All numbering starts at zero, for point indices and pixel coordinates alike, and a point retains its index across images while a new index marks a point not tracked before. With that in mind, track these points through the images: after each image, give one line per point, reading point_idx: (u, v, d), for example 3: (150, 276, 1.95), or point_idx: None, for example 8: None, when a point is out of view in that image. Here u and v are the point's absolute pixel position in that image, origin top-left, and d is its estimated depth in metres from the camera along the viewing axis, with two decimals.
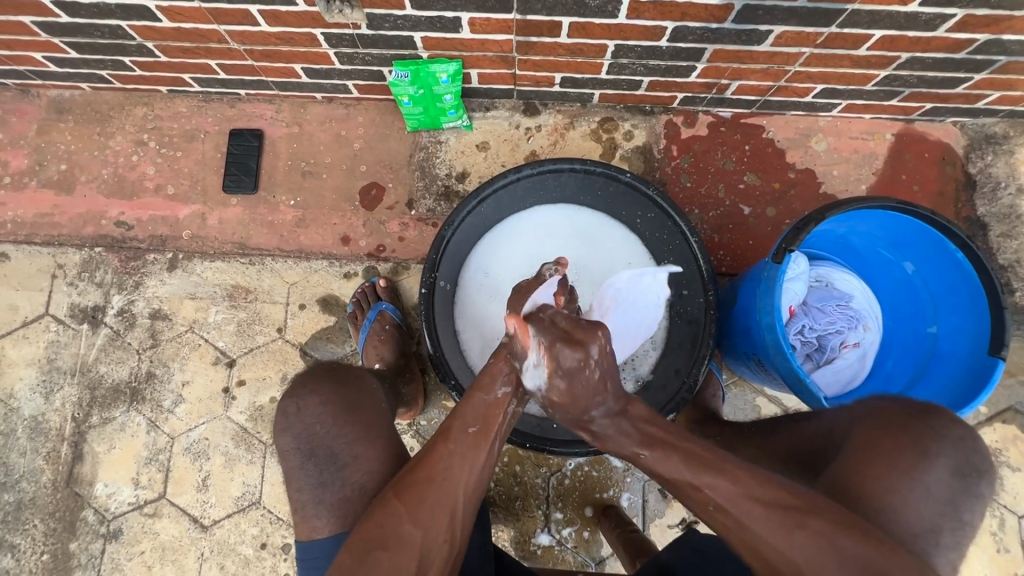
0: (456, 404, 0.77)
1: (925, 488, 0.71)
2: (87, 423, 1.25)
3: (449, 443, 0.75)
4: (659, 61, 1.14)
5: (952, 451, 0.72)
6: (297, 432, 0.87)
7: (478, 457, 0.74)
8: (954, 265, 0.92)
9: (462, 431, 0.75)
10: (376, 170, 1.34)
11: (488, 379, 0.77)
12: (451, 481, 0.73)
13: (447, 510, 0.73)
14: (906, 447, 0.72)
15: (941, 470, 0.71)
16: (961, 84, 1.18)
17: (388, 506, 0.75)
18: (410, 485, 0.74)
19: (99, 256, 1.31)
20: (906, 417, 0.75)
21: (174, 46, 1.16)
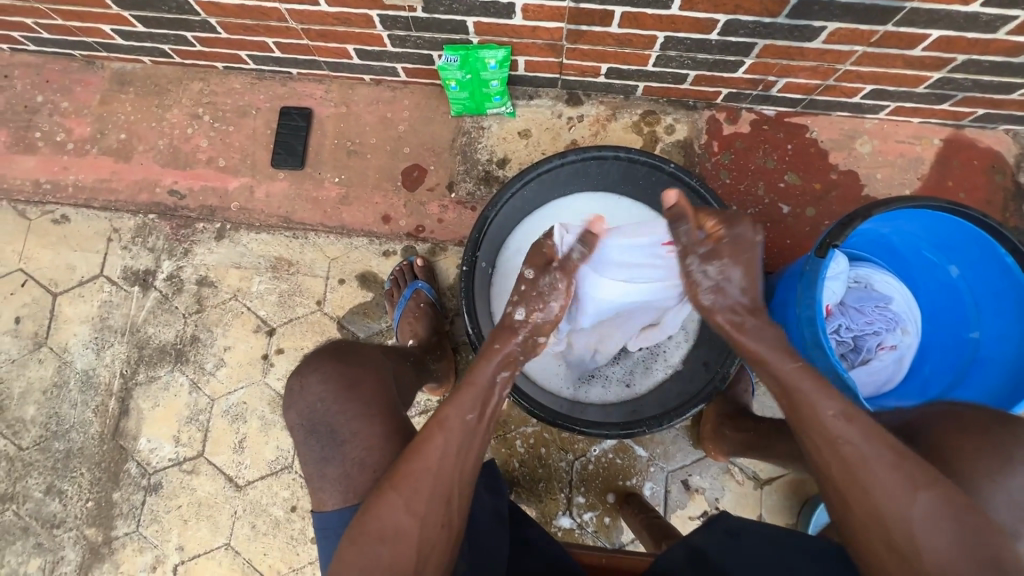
0: (452, 391, 0.77)
1: (1008, 492, 0.70)
2: (134, 380, 1.31)
3: (445, 432, 0.74)
4: (707, 55, 1.15)
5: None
6: (301, 408, 0.89)
7: (474, 442, 0.75)
8: (1002, 270, 0.91)
9: (458, 420, 0.75)
10: (419, 152, 1.37)
11: (484, 365, 0.78)
12: (447, 466, 0.73)
13: (443, 496, 0.73)
14: (988, 450, 0.72)
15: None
16: (1017, 90, 1.16)
17: (384, 497, 0.73)
18: (405, 477, 0.73)
19: (152, 223, 1.37)
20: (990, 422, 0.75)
21: (236, 23, 1.21)
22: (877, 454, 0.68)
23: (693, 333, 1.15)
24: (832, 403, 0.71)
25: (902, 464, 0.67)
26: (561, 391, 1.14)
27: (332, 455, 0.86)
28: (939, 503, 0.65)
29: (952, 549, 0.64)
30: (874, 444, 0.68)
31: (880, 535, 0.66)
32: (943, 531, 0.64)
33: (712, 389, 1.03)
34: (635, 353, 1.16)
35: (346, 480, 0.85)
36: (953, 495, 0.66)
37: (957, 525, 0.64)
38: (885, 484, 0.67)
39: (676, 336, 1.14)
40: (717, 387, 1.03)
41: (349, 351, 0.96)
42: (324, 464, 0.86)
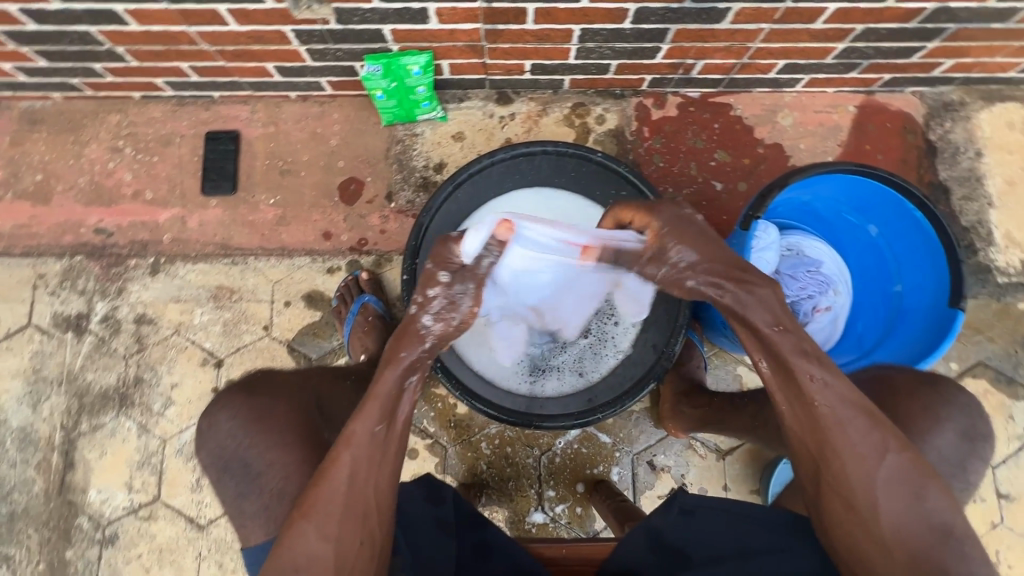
0: (358, 405, 0.74)
1: (935, 448, 0.83)
2: (77, 431, 1.24)
3: (352, 450, 0.72)
4: (624, 43, 1.17)
5: (961, 418, 0.85)
6: (212, 446, 0.90)
7: (387, 454, 0.74)
8: (914, 224, 0.97)
9: (365, 434, 0.73)
10: (354, 165, 1.36)
11: (386, 374, 0.74)
12: (359, 483, 0.73)
13: (358, 514, 0.72)
14: (920, 413, 0.84)
15: (950, 434, 0.84)
16: (916, 54, 1.23)
17: (294, 527, 0.72)
18: (313, 503, 0.72)
19: (80, 264, 1.31)
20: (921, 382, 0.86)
21: (145, 50, 1.17)
22: (855, 422, 0.70)
23: (641, 317, 1.16)
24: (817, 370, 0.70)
25: (877, 432, 0.70)
26: (518, 390, 1.15)
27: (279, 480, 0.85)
28: (903, 470, 0.69)
29: (911, 512, 0.69)
30: (852, 414, 0.70)
31: (849, 497, 0.69)
32: (903, 495, 0.69)
33: (659, 368, 1.07)
34: (584, 342, 1.17)
35: (275, 509, 0.85)
36: (916, 463, 0.70)
37: (915, 492, 0.69)
38: (857, 452, 0.69)
39: (624, 322, 1.16)
40: (665, 366, 1.07)
41: (261, 380, 0.96)
42: (243, 499, 0.87)
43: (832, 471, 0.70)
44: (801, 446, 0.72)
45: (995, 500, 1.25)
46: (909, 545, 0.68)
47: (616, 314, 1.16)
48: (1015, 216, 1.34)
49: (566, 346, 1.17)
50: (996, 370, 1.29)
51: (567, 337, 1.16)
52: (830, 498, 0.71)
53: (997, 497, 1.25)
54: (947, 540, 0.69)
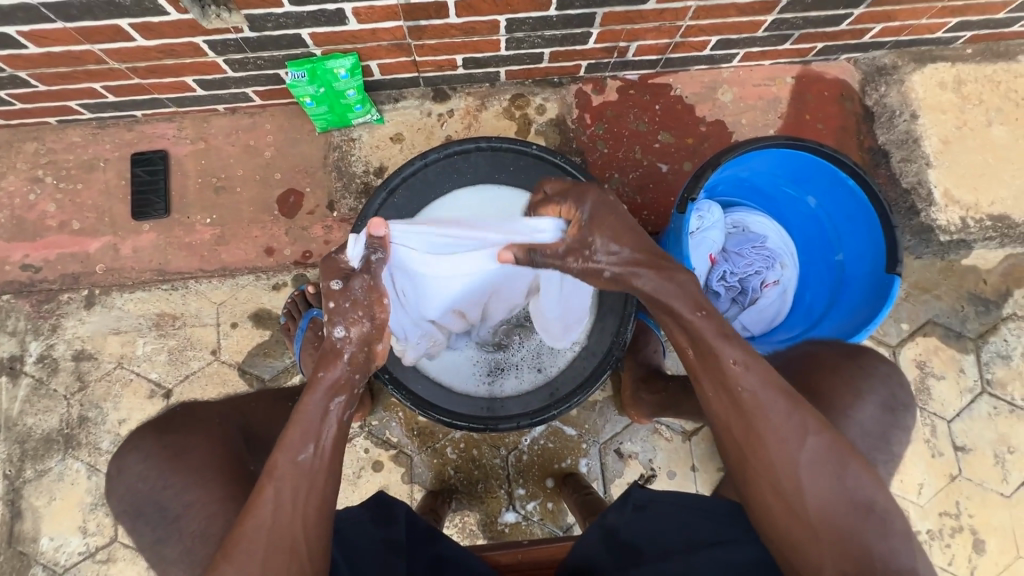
0: (280, 435, 0.73)
1: (858, 422, 0.87)
2: (22, 478, 1.19)
3: (276, 481, 0.71)
4: (554, 31, 1.15)
5: (880, 389, 0.90)
6: (122, 493, 0.88)
7: (313, 483, 0.72)
8: (848, 193, 0.97)
9: (288, 464, 0.72)
10: (292, 176, 1.31)
11: (306, 399, 0.74)
12: (284, 515, 0.71)
13: (284, 548, 0.70)
14: (841, 387, 0.88)
15: (870, 407, 0.88)
16: (844, 21, 1.23)
17: (217, 569, 0.70)
18: (235, 541, 0.70)
19: (8, 304, 1.25)
20: (841, 359, 0.91)
21: (50, 72, 1.10)
22: (774, 406, 0.73)
23: (593, 306, 1.12)
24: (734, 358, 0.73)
25: (796, 414, 0.73)
26: (477, 392, 1.13)
27: (218, 513, 0.82)
28: (824, 449, 0.73)
29: (833, 489, 0.72)
30: (771, 398, 0.73)
31: (774, 480, 0.72)
32: (823, 472, 0.72)
33: (613, 356, 1.07)
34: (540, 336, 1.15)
35: (197, 552, 0.81)
36: (836, 441, 0.73)
37: (837, 468, 0.73)
38: (778, 435, 0.72)
39: None
40: (619, 353, 1.07)
41: (169, 420, 0.94)
42: (161, 545, 0.84)
43: (758, 457, 0.73)
44: (729, 436, 0.75)
45: (952, 452, 1.29)
46: (833, 521, 0.72)
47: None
48: (953, 174, 1.36)
49: (521, 342, 1.15)
50: (945, 326, 1.32)
51: (522, 332, 1.15)
52: (759, 482, 0.73)
53: (953, 450, 1.29)
54: (868, 512, 0.73)
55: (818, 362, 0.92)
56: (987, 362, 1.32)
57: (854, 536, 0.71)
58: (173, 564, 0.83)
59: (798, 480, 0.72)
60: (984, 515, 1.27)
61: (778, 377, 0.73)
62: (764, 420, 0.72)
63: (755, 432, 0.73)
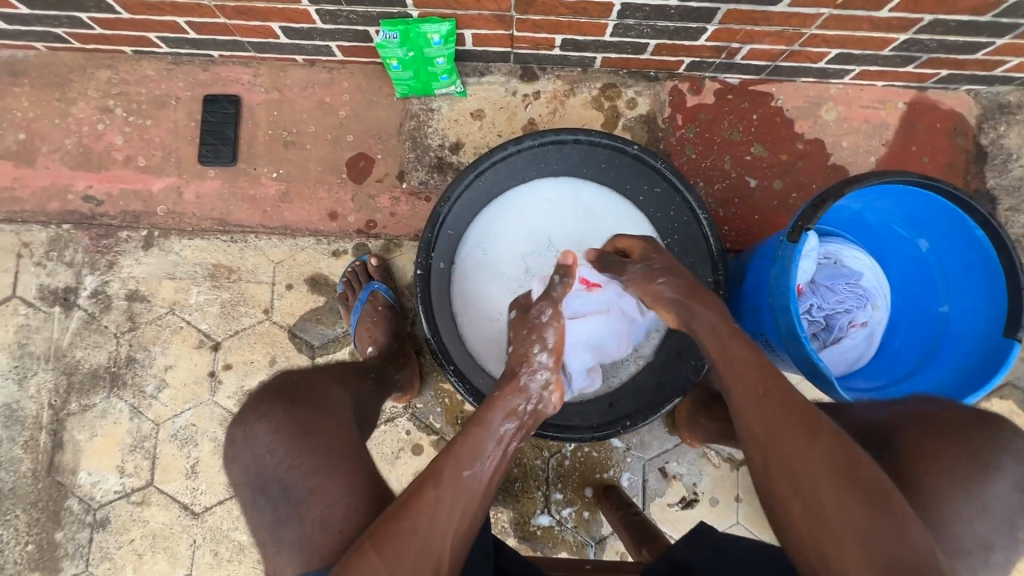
0: (450, 445, 0.75)
1: (981, 503, 0.65)
2: (66, 410, 1.18)
3: (441, 488, 0.71)
4: (667, 22, 1.06)
5: (1015, 464, 0.66)
6: (247, 463, 0.79)
7: (470, 502, 0.72)
8: (972, 243, 0.89)
9: (456, 474, 0.72)
10: (364, 139, 1.25)
11: (488, 414, 0.78)
12: (438, 527, 0.69)
13: (432, 561, 0.67)
14: (963, 458, 0.66)
15: (1003, 485, 0.65)
16: (981, 50, 1.13)
17: (363, 559, 0.65)
18: (390, 534, 0.67)
19: (67, 234, 1.22)
20: (965, 424, 0.69)
21: (137, 1, 1.05)
22: (782, 416, 0.67)
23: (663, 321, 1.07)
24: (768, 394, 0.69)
25: (804, 436, 0.65)
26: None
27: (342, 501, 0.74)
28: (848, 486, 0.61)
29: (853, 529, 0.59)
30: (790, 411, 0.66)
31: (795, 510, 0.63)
32: (837, 502, 0.60)
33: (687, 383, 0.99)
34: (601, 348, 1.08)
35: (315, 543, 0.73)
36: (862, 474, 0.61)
37: (860, 506, 0.59)
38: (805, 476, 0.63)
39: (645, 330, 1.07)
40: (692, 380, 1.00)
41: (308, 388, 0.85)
42: (279, 527, 0.75)
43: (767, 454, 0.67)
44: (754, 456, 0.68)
45: None
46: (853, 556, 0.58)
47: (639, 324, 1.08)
48: None
49: None
50: None
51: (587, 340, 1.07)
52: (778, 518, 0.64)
53: None
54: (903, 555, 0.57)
55: (929, 422, 0.70)
56: None
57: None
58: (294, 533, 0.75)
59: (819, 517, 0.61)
60: None
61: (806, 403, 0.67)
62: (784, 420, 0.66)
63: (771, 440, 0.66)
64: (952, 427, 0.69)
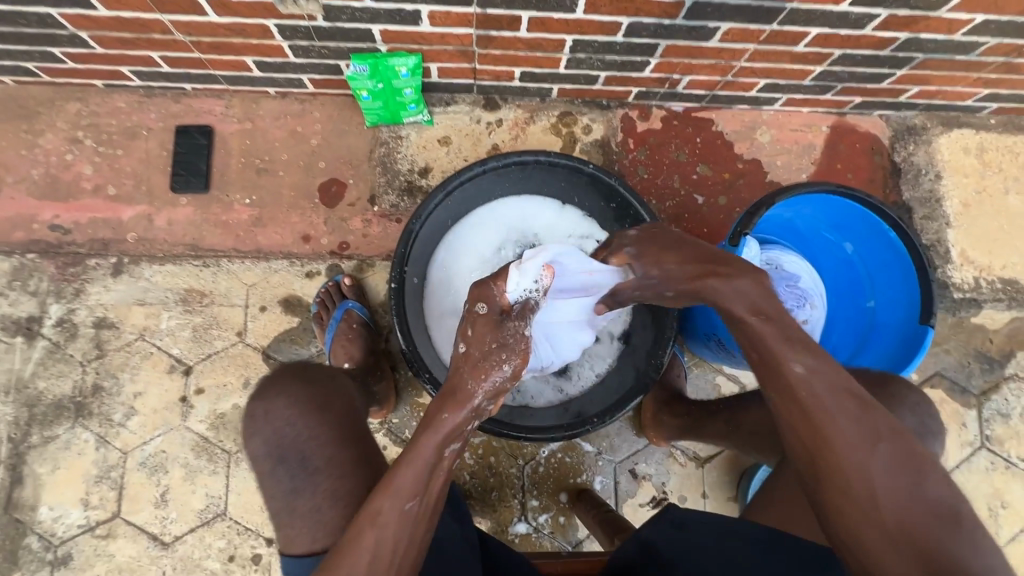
0: (387, 476, 0.70)
1: None
2: (26, 443, 1.15)
3: (377, 527, 0.69)
4: (615, 56, 1.18)
5: None
6: (268, 435, 0.82)
7: (414, 532, 0.71)
8: (887, 244, 1.02)
9: (393, 510, 0.69)
10: (336, 166, 1.31)
11: (420, 442, 0.72)
12: (381, 561, 0.68)
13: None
14: None
15: None
16: (886, 80, 1.29)
17: None
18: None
19: (32, 263, 1.21)
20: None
21: (112, 36, 1.09)
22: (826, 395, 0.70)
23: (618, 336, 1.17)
24: (802, 363, 0.71)
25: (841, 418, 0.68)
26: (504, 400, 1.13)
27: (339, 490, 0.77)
28: (893, 459, 0.66)
29: (908, 500, 0.65)
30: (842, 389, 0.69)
31: (838, 486, 0.67)
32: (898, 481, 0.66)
33: (648, 379, 1.06)
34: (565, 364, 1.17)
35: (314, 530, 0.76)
36: (902, 449, 0.67)
37: (908, 479, 0.66)
38: (847, 458, 0.67)
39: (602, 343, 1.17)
40: (652, 376, 1.07)
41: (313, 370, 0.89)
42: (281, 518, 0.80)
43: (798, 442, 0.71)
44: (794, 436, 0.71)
45: None
46: (912, 535, 0.63)
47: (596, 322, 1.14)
48: (970, 235, 1.43)
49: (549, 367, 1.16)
50: (951, 380, 1.37)
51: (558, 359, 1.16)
52: (826, 495, 0.68)
53: None
54: (952, 521, 0.64)
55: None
56: (987, 418, 1.37)
57: (938, 551, 0.62)
58: (298, 517, 0.79)
59: (871, 501, 0.66)
60: None
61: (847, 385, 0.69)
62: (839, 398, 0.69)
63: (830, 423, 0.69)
64: None
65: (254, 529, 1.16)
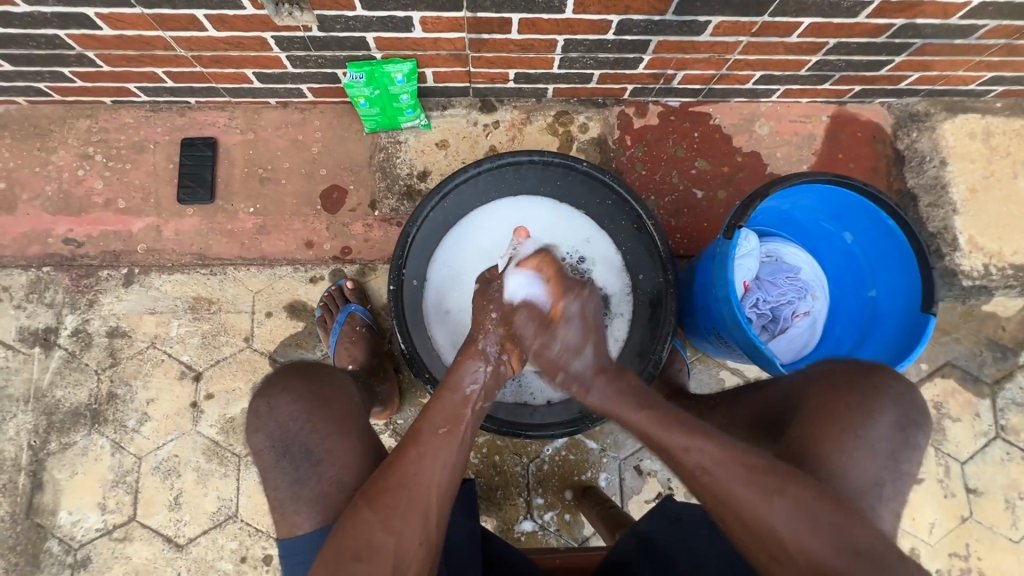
0: (427, 406, 0.82)
1: (870, 446, 0.77)
2: (46, 450, 1.19)
3: (421, 446, 0.78)
4: (607, 54, 1.18)
5: (894, 409, 0.78)
6: (271, 430, 0.82)
7: (448, 456, 0.79)
8: (886, 232, 1.01)
9: (434, 431, 0.80)
10: (336, 172, 1.33)
11: (455, 378, 0.84)
12: (422, 480, 0.76)
13: (419, 513, 0.75)
14: (854, 408, 0.78)
15: (885, 426, 0.77)
16: (885, 67, 1.28)
17: (358, 515, 0.74)
18: (381, 492, 0.75)
19: (47, 276, 1.26)
20: (854, 375, 0.81)
21: (117, 54, 1.13)
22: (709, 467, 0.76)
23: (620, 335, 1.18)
24: (691, 421, 0.79)
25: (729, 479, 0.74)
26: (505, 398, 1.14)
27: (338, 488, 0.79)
28: (796, 508, 0.71)
29: (817, 542, 0.70)
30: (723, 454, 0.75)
31: (753, 533, 0.73)
32: (803, 525, 0.71)
33: (647, 375, 1.07)
34: None
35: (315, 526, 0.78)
36: (804, 493, 0.72)
37: (814, 522, 0.71)
38: (749, 508, 0.73)
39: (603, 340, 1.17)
40: (652, 372, 1.07)
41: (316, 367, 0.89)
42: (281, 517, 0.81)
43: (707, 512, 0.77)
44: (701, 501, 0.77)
45: (965, 495, 1.30)
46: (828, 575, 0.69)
47: (610, 307, 1.17)
48: (979, 222, 1.40)
49: None
50: (963, 369, 1.35)
51: None
52: (745, 540, 0.75)
53: (966, 493, 1.30)
54: (861, 554, 0.69)
55: (832, 382, 0.82)
56: (1002, 408, 1.34)
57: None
58: (299, 516, 0.81)
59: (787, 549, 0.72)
60: (993, 559, 1.29)
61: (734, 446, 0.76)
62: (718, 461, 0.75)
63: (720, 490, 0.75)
64: (845, 381, 0.81)
65: (264, 530, 1.19)
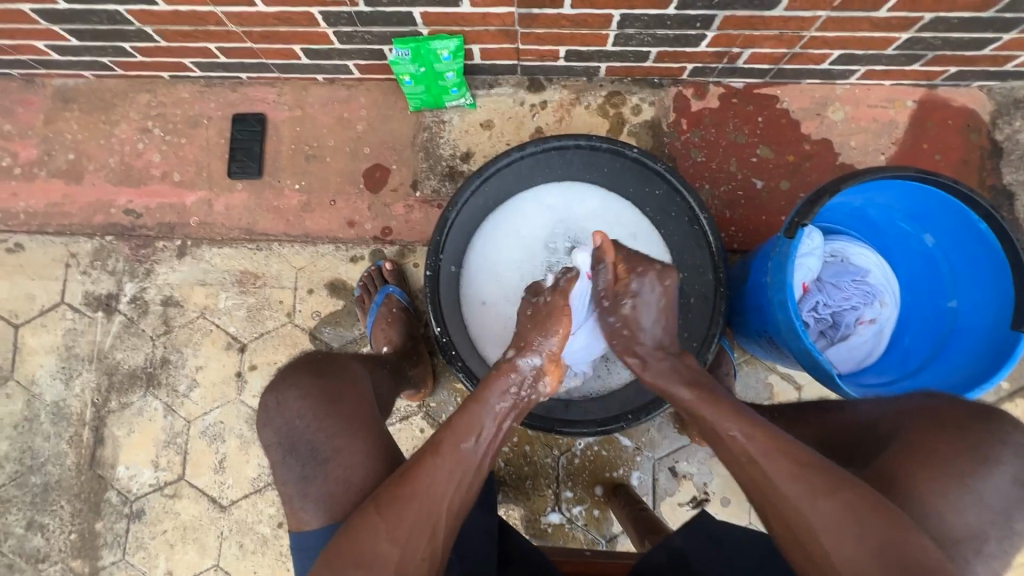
0: (449, 418, 0.81)
1: (980, 497, 0.70)
2: (107, 408, 1.28)
3: (439, 458, 0.77)
4: (667, 30, 1.10)
5: (1015, 460, 0.71)
6: (286, 421, 0.85)
7: (465, 472, 0.78)
8: (976, 236, 0.90)
9: (455, 446, 0.79)
10: (380, 151, 1.32)
11: (484, 394, 0.83)
12: (436, 494, 0.76)
13: (427, 526, 0.74)
14: (966, 453, 0.71)
15: (1002, 480, 0.70)
16: (989, 46, 1.12)
17: (367, 519, 0.74)
18: (392, 500, 0.75)
19: (110, 245, 1.32)
20: (970, 420, 0.74)
21: (173, 30, 1.15)
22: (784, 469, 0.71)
23: None
24: (729, 425, 0.76)
25: (800, 479, 0.70)
26: None
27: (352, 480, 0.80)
28: (841, 506, 0.67)
29: (853, 543, 0.65)
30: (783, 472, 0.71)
31: (785, 526, 0.70)
32: (847, 527, 0.66)
33: None
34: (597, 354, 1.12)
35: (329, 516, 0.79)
36: (855, 496, 0.67)
37: (860, 526, 0.66)
38: (794, 504, 0.69)
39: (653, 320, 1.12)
40: None
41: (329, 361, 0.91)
42: (297, 506, 0.82)
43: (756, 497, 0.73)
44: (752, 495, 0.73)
45: None
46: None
47: None
48: None
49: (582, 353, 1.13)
50: None
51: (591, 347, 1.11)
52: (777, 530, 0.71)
53: None
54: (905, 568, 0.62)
55: (936, 421, 0.75)
56: None
57: None
58: (315, 505, 0.81)
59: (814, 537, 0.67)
60: None
61: (804, 457, 0.71)
62: (776, 463, 0.71)
63: (770, 492, 0.71)
64: (955, 420, 0.74)
65: None
